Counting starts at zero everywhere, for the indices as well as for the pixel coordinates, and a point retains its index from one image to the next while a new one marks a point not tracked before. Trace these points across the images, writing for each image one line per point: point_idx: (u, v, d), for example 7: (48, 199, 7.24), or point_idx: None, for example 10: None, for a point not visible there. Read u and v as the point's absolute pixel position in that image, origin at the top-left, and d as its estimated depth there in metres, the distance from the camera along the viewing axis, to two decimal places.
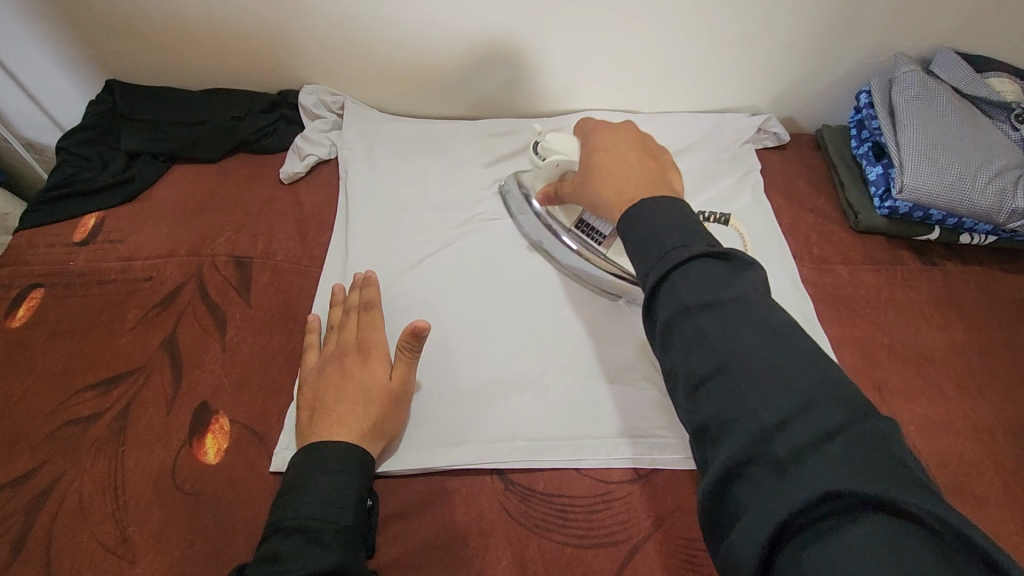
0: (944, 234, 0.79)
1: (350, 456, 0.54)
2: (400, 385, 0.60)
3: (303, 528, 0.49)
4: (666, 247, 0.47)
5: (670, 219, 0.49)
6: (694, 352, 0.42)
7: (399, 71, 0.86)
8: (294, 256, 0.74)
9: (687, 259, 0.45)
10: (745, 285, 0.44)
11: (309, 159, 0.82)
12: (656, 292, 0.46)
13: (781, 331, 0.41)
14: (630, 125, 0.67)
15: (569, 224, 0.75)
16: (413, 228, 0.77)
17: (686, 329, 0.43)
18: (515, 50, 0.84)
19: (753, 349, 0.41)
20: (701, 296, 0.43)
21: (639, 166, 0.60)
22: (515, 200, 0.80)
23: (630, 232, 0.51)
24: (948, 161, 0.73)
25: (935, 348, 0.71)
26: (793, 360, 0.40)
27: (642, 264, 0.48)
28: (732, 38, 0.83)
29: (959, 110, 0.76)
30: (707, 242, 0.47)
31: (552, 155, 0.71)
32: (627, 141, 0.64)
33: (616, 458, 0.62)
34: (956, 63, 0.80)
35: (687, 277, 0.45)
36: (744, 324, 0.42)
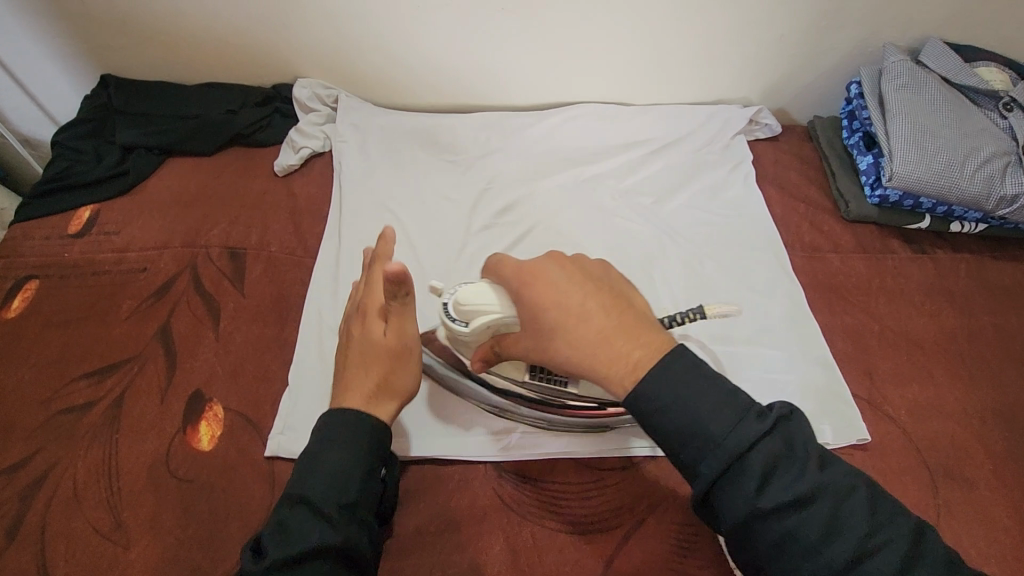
0: (935, 222, 0.79)
1: (360, 430, 0.53)
2: (397, 340, 0.57)
3: (309, 501, 0.49)
4: (712, 434, 0.43)
5: (698, 395, 0.45)
6: (790, 553, 0.42)
7: (393, 64, 0.87)
8: (288, 248, 0.74)
9: (747, 449, 0.43)
10: (814, 466, 0.43)
11: (303, 151, 0.82)
12: (717, 488, 0.43)
13: (869, 503, 0.43)
14: (557, 258, 0.51)
15: (522, 378, 0.60)
16: (407, 222, 0.78)
17: (772, 530, 0.42)
18: (507, 42, 0.84)
19: (858, 543, 0.41)
20: (778, 496, 0.42)
21: (611, 328, 0.47)
22: (437, 367, 0.64)
23: (653, 415, 0.45)
24: (937, 149, 0.73)
25: (926, 335, 0.71)
26: (892, 540, 0.41)
27: (688, 454, 0.44)
28: (723, 30, 0.83)
29: (948, 99, 0.77)
30: (749, 415, 0.44)
31: (476, 317, 0.54)
32: (574, 280, 0.49)
33: (608, 447, 0.62)
34: (944, 52, 0.80)
35: (754, 473, 0.42)
36: (836, 516, 0.42)
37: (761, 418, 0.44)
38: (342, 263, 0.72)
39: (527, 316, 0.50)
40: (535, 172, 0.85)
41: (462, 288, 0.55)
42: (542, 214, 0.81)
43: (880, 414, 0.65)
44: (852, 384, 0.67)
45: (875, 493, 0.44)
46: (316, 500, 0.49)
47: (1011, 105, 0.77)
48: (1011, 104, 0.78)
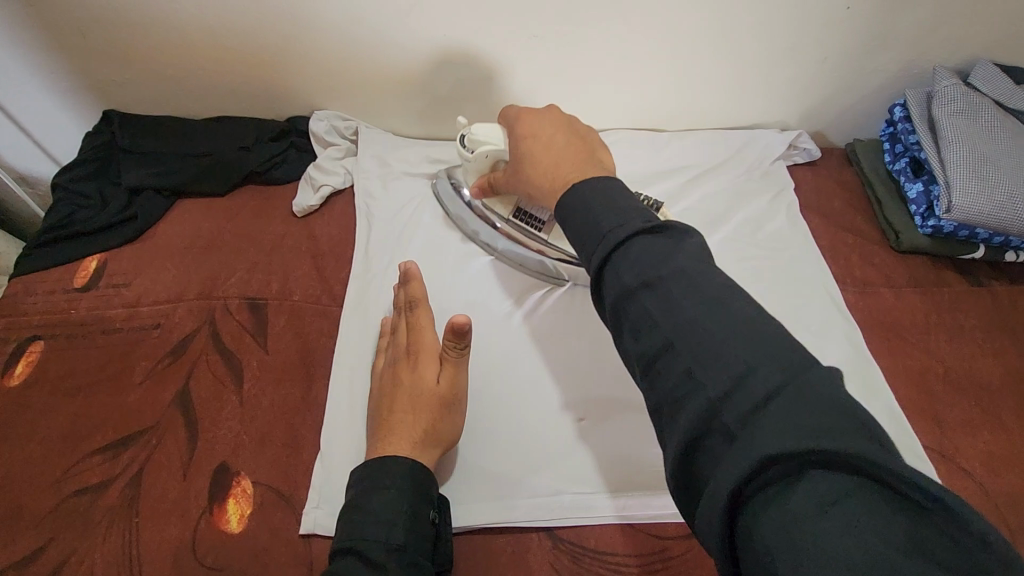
0: (989, 253, 0.76)
1: (403, 469, 0.52)
2: (450, 389, 0.57)
3: (357, 546, 0.47)
4: (603, 230, 0.44)
5: (606, 205, 0.46)
6: (643, 337, 0.39)
7: (414, 91, 0.82)
8: (312, 295, 0.69)
9: (625, 240, 0.42)
10: (682, 255, 0.41)
11: (324, 190, 0.77)
12: (599, 281, 0.43)
13: (723, 294, 0.38)
14: (554, 110, 0.62)
15: (506, 215, 0.71)
16: (436, 263, 0.74)
17: (632, 312, 0.40)
18: (534, 67, 0.80)
19: (696, 322, 0.37)
20: (638, 278, 0.40)
21: (566, 151, 0.57)
22: (448, 193, 0.77)
23: (570, 219, 0.47)
24: (996, 180, 0.69)
25: (990, 375, 0.68)
26: (731, 324, 0.36)
27: (583, 250, 0.45)
28: (763, 54, 0.79)
29: (1004, 126, 0.73)
30: (642, 218, 0.44)
31: (481, 146, 0.67)
32: (554, 124, 0.61)
33: (670, 512, 0.58)
34: (997, 75, 0.76)
35: (629, 260, 0.41)
36: (683, 297, 0.38)
37: (647, 221, 0.43)
38: (372, 312, 0.68)
39: (513, 148, 0.62)
40: None
41: (476, 125, 0.68)
42: None
43: (951, 466, 0.61)
44: (919, 432, 0.64)
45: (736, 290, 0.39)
46: (363, 546, 0.47)
47: None
48: None
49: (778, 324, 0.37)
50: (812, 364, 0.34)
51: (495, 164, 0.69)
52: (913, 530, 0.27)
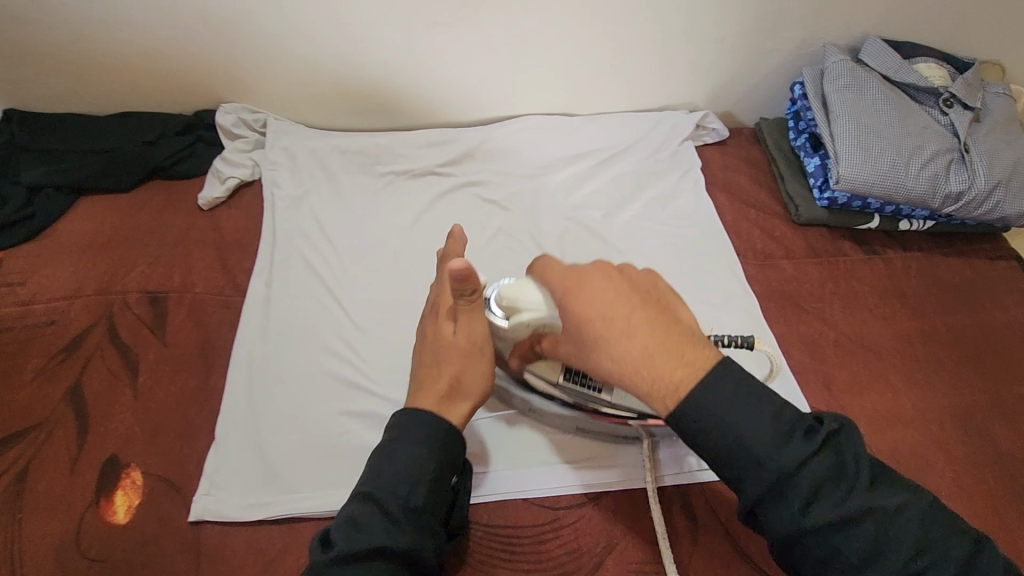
0: (883, 222, 0.79)
1: (429, 427, 0.51)
2: (468, 341, 0.54)
3: (376, 500, 0.47)
4: (758, 455, 0.42)
5: (745, 414, 0.43)
6: (833, 569, 0.41)
7: (322, 83, 0.82)
8: (215, 288, 0.69)
9: (795, 468, 0.41)
10: (861, 483, 0.42)
11: (229, 182, 0.77)
12: (760, 507, 0.43)
13: (926, 521, 0.41)
14: (604, 267, 0.49)
15: (556, 380, 0.58)
16: (346, 253, 0.74)
17: (817, 547, 0.41)
18: (441, 55, 0.80)
19: (899, 563, 0.40)
20: (826, 516, 0.41)
21: (655, 345, 0.45)
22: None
23: (697, 434, 0.44)
24: (881, 150, 0.72)
25: (879, 339, 0.71)
26: (933, 560, 0.40)
27: (733, 472, 0.43)
28: (663, 38, 0.82)
29: (890, 98, 0.75)
30: (801, 436, 0.43)
31: (520, 315, 0.55)
32: (620, 292, 0.47)
33: (566, 484, 0.59)
34: (884, 51, 0.79)
35: (802, 494, 0.41)
36: (887, 536, 0.41)
37: (808, 437, 0.43)
38: (276, 303, 0.68)
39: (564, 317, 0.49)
40: (482, 196, 0.82)
41: (507, 286, 0.56)
42: (489, 238, 0.77)
43: None
44: (809, 395, 0.66)
45: (933, 514, 0.42)
46: (386, 501, 0.47)
47: (951, 100, 0.76)
48: (951, 100, 0.76)
49: (976, 547, 0.41)
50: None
51: (537, 331, 0.55)
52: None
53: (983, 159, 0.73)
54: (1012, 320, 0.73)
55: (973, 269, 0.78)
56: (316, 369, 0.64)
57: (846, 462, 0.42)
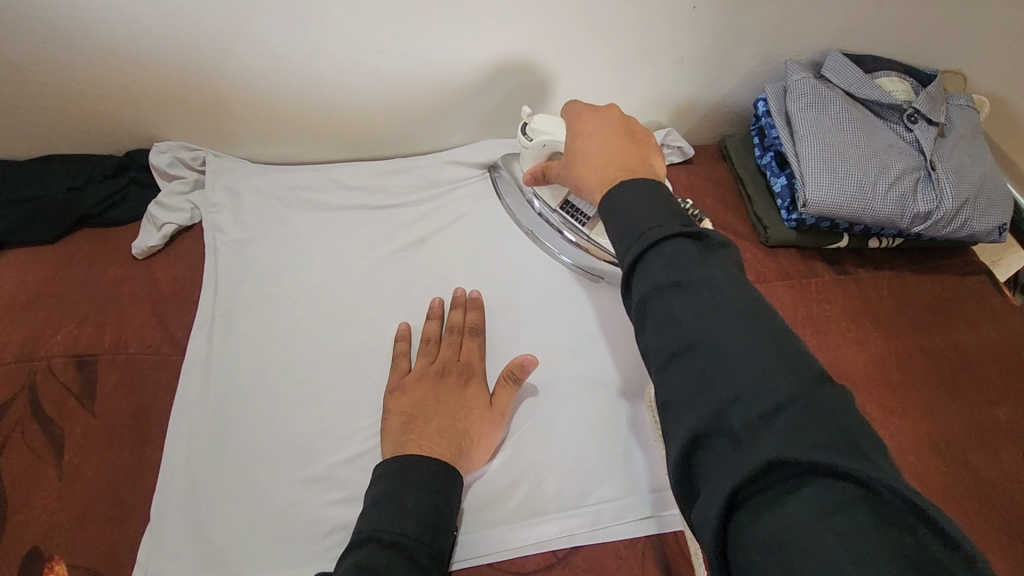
0: (853, 241, 0.77)
1: (443, 472, 0.53)
2: (498, 412, 0.60)
3: (398, 541, 0.48)
4: (640, 228, 0.45)
5: (649, 201, 0.47)
6: (664, 329, 0.40)
7: (262, 116, 0.77)
8: (152, 346, 0.64)
9: (662, 239, 0.43)
10: (721, 267, 0.42)
11: (166, 228, 0.72)
12: (630, 275, 0.44)
13: (760, 311, 0.39)
14: (612, 112, 0.60)
15: (555, 205, 0.74)
16: (295, 297, 0.69)
17: (655, 307, 0.41)
18: (390, 81, 0.76)
19: (718, 323, 0.39)
20: (673, 276, 0.41)
21: (614, 158, 0.55)
22: (505, 180, 0.80)
23: (609, 212, 0.48)
24: (847, 170, 0.70)
25: (853, 364, 0.69)
26: (756, 335, 0.38)
27: (619, 245, 0.46)
28: (622, 57, 0.78)
29: (853, 116, 0.73)
30: (680, 222, 0.45)
31: (538, 135, 0.67)
32: (610, 128, 0.58)
33: (534, 544, 0.56)
34: (846, 66, 0.77)
35: (662, 257, 0.42)
36: (710, 306, 0.39)
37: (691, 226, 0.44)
38: (217, 360, 0.63)
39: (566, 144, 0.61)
40: (441, 225, 0.78)
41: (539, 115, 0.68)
42: (449, 272, 0.74)
43: None
44: None
45: (767, 312, 0.40)
46: (408, 543, 0.48)
47: (915, 116, 0.74)
48: (916, 116, 0.74)
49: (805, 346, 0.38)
50: (819, 378, 0.35)
51: (552, 156, 0.69)
52: (885, 524, 0.29)
53: (949, 176, 0.71)
54: (982, 338, 0.72)
55: (942, 286, 0.77)
56: (262, 432, 0.59)
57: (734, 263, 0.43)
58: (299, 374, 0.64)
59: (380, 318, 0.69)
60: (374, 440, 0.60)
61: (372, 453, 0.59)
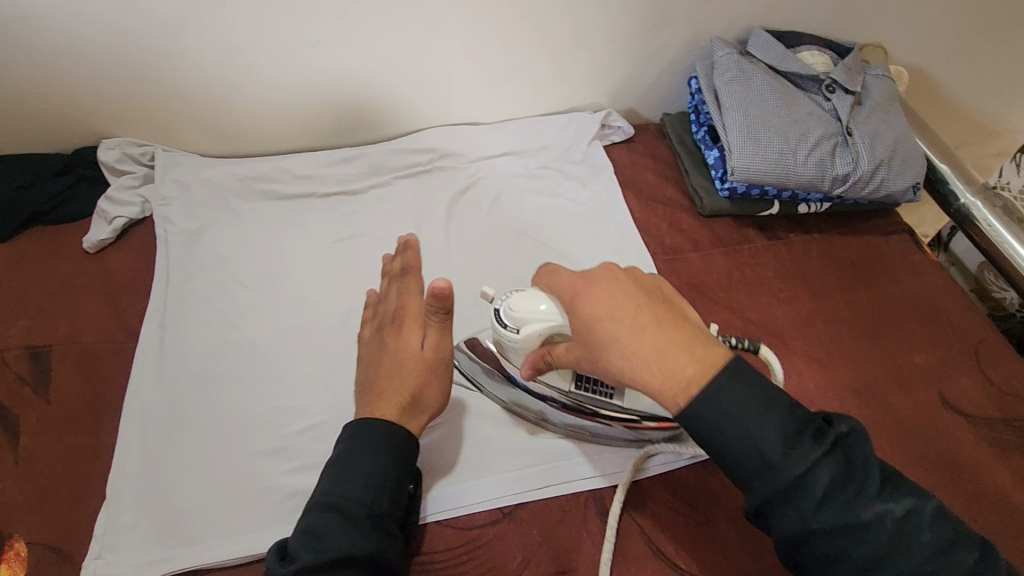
0: (783, 207, 0.81)
1: (389, 435, 0.53)
2: (435, 355, 0.58)
3: (339, 505, 0.49)
4: (768, 459, 0.43)
5: (747, 412, 0.44)
6: (839, 570, 0.42)
7: (210, 110, 0.78)
8: (106, 335, 0.66)
9: (804, 473, 0.43)
10: (873, 496, 0.43)
11: (117, 222, 0.73)
12: (767, 509, 0.44)
13: (934, 529, 0.43)
14: (612, 270, 0.50)
15: (567, 388, 0.60)
16: (248, 284, 0.71)
17: (821, 548, 0.42)
18: (334, 73, 0.78)
19: (899, 565, 0.42)
20: (834, 519, 0.42)
21: (666, 344, 0.46)
22: (478, 368, 0.65)
23: (706, 435, 0.45)
24: (769, 139, 0.74)
25: (783, 322, 0.73)
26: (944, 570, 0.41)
27: (747, 481, 0.45)
28: (557, 42, 0.82)
29: (775, 88, 0.78)
30: (812, 443, 0.44)
31: (531, 323, 0.55)
32: (628, 296, 0.48)
33: (479, 502, 0.58)
34: (767, 42, 0.81)
35: (813, 496, 0.42)
36: (890, 549, 0.42)
37: (816, 440, 0.44)
38: (170, 344, 0.65)
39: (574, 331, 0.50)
40: (390, 212, 0.80)
41: (515, 297, 0.56)
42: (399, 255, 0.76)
43: None
44: None
45: (940, 524, 0.43)
46: (348, 506, 0.49)
47: (833, 86, 0.79)
48: (833, 86, 0.79)
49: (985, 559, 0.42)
50: None
51: (548, 339, 0.56)
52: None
53: (865, 140, 0.76)
54: (903, 291, 0.77)
55: (867, 245, 0.81)
56: (215, 411, 0.61)
57: (762, 377, 0.46)
58: (253, 355, 0.66)
59: (332, 300, 0.71)
60: (326, 413, 0.62)
61: (324, 425, 0.61)
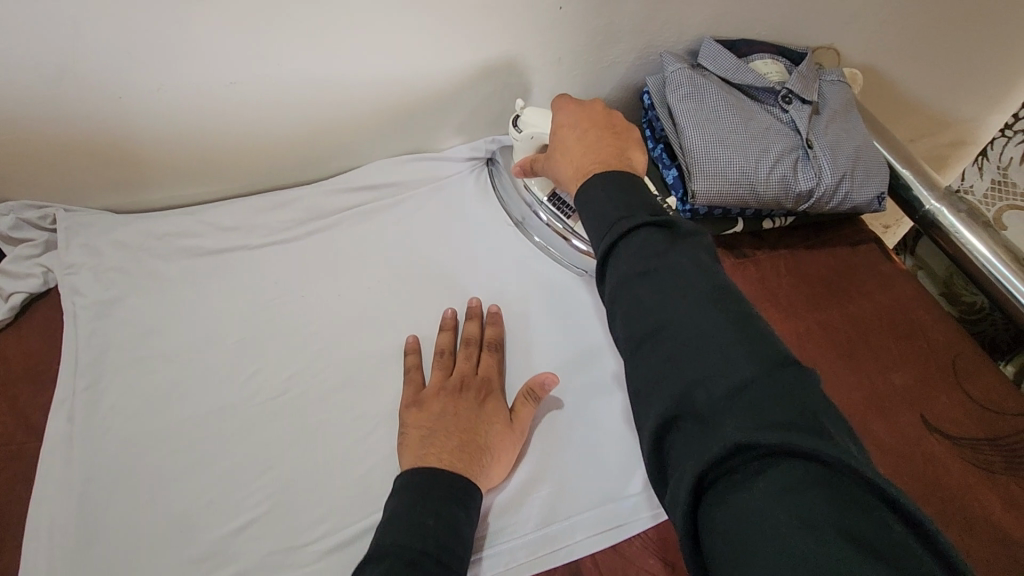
0: (747, 225, 0.77)
1: (464, 487, 0.52)
2: (519, 432, 0.59)
3: (417, 555, 0.46)
4: (610, 219, 0.49)
5: (619, 195, 0.51)
6: (638, 324, 0.45)
7: (117, 162, 0.70)
8: (6, 433, 0.58)
9: (627, 233, 0.48)
10: (679, 255, 0.46)
11: (13, 299, 0.65)
12: (603, 271, 0.49)
13: (720, 295, 0.44)
14: (594, 102, 0.63)
15: (542, 197, 0.76)
16: (170, 355, 0.63)
17: (626, 298, 0.46)
18: (257, 112, 0.70)
19: (680, 311, 0.44)
20: (640, 267, 0.46)
21: (592, 148, 0.58)
22: (501, 173, 0.83)
23: (584, 204, 0.52)
24: (728, 157, 0.70)
25: None
26: (721, 321, 0.42)
27: (594, 235, 0.50)
28: (501, 61, 0.76)
29: (731, 102, 0.73)
30: (649, 213, 0.49)
31: (529, 128, 0.69)
32: (590, 117, 0.61)
33: None
34: (720, 53, 0.77)
35: (628, 248, 0.47)
36: (673, 291, 0.45)
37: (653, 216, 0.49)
38: (78, 439, 0.57)
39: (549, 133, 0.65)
40: (332, 255, 0.73)
41: (531, 108, 0.70)
42: (343, 304, 0.69)
43: None
44: None
45: (728, 297, 0.45)
46: (427, 561, 0.46)
47: (789, 96, 0.75)
48: (789, 96, 0.75)
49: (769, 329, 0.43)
50: (788, 368, 0.39)
51: (541, 149, 0.71)
52: (836, 481, 0.33)
53: (827, 151, 0.73)
54: (876, 305, 0.74)
55: (835, 259, 0.78)
56: (135, 515, 0.54)
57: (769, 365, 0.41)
58: (179, 440, 0.58)
59: (269, 364, 0.64)
60: (266, 502, 0.55)
61: (264, 518, 0.55)
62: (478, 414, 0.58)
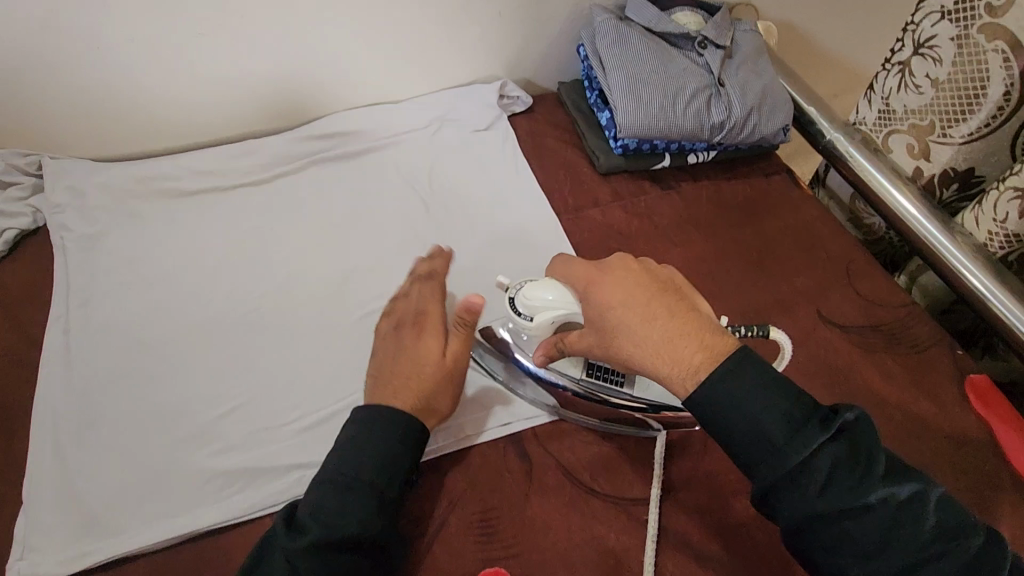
0: (673, 159, 0.87)
1: (403, 429, 0.53)
2: (453, 359, 0.57)
3: (351, 483, 0.51)
4: (772, 440, 0.47)
5: (757, 404, 0.47)
6: (842, 551, 0.45)
7: (95, 112, 0.77)
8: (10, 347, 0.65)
9: (811, 457, 0.45)
10: (879, 479, 0.45)
11: (7, 234, 0.72)
12: (775, 494, 0.46)
13: (937, 514, 0.45)
14: (626, 262, 0.55)
15: (579, 376, 0.62)
16: (154, 281, 0.71)
17: (829, 532, 0.45)
18: (223, 64, 0.78)
19: (909, 553, 0.44)
20: (840, 504, 0.44)
21: (674, 334, 0.50)
22: (490, 358, 0.67)
23: (719, 417, 0.48)
24: (650, 96, 0.79)
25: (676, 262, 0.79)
26: (948, 551, 0.44)
27: (747, 453, 0.47)
28: (446, 16, 0.84)
29: (653, 49, 0.83)
30: (815, 429, 0.46)
31: (544, 313, 0.58)
32: (638, 285, 0.53)
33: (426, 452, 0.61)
34: (644, 6, 0.86)
35: (818, 480, 0.45)
36: (893, 531, 0.44)
37: (823, 425, 0.47)
38: (76, 349, 0.64)
39: (591, 312, 0.54)
40: (298, 195, 0.81)
41: (529, 288, 0.59)
42: (309, 236, 0.77)
43: None
44: None
45: (945, 518, 0.45)
46: (361, 490, 0.51)
47: (705, 42, 0.85)
48: (705, 42, 0.85)
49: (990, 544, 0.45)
50: None
51: (562, 327, 0.60)
52: None
53: (736, 90, 0.83)
54: (783, 224, 0.84)
55: (750, 187, 0.88)
56: (130, 410, 0.61)
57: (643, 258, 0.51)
58: (165, 350, 0.65)
59: (243, 287, 0.71)
60: (247, 395, 0.63)
61: (246, 407, 0.63)
62: (421, 348, 0.57)
